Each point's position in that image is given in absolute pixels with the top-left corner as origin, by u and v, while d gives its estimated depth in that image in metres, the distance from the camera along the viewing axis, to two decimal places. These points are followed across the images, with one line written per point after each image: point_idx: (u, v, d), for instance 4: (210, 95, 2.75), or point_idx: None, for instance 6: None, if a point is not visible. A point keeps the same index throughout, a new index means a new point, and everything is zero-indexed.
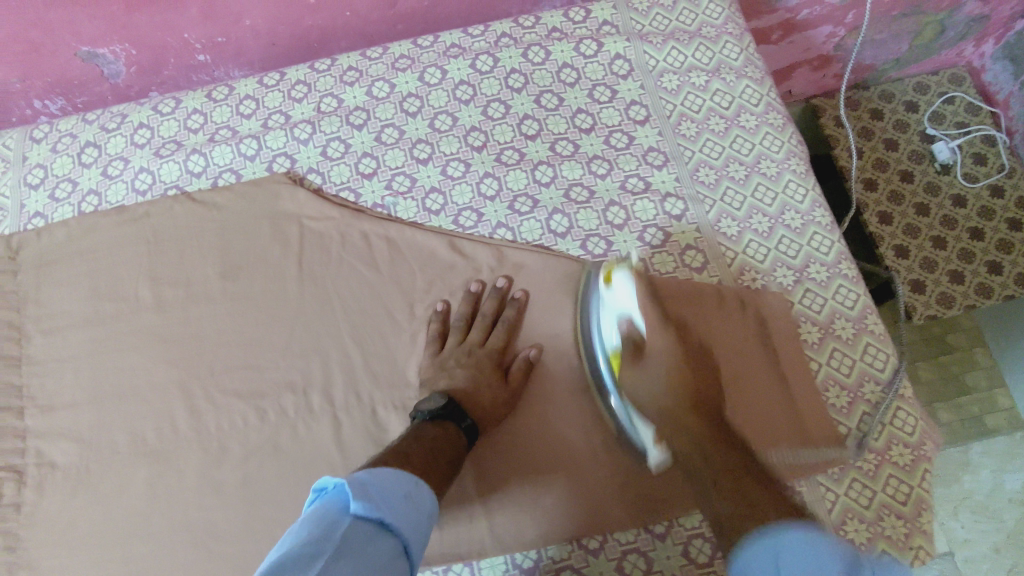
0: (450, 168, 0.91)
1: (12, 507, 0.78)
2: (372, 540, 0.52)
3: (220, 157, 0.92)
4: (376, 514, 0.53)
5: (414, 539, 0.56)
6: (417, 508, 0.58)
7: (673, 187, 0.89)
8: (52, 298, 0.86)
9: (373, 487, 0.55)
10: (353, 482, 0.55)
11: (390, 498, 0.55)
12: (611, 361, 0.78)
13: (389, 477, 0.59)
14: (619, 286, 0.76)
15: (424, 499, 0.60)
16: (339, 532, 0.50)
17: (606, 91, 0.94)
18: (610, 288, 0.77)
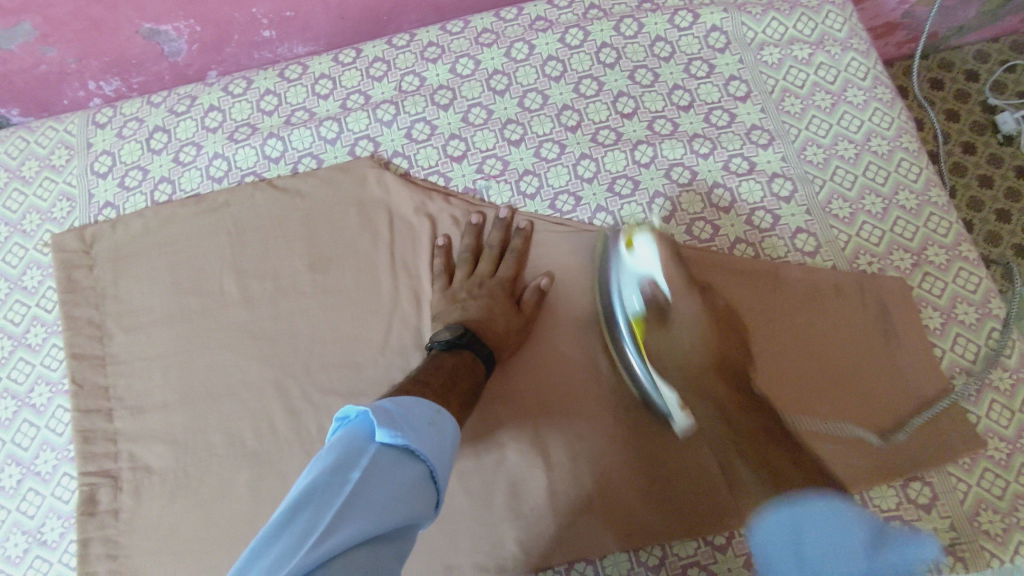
0: (543, 149, 0.86)
1: (109, 514, 0.74)
2: (401, 465, 0.50)
3: (300, 141, 0.87)
4: (402, 440, 0.51)
5: (441, 465, 0.54)
6: (440, 435, 0.56)
7: (780, 167, 0.85)
8: (133, 294, 0.82)
9: (398, 414, 0.53)
10: (377, 408, 0.52)
11: (413, 422, 0.53)
12: (633, 327, 0.75)
13: (412, 405, 0.57)
14: (642, 250, 0.74)
15: (447, 426, 0.57)
16: (365, 459, 0.48)
17: (703, 65, 0.89)
18: (632, 252, 0.75)
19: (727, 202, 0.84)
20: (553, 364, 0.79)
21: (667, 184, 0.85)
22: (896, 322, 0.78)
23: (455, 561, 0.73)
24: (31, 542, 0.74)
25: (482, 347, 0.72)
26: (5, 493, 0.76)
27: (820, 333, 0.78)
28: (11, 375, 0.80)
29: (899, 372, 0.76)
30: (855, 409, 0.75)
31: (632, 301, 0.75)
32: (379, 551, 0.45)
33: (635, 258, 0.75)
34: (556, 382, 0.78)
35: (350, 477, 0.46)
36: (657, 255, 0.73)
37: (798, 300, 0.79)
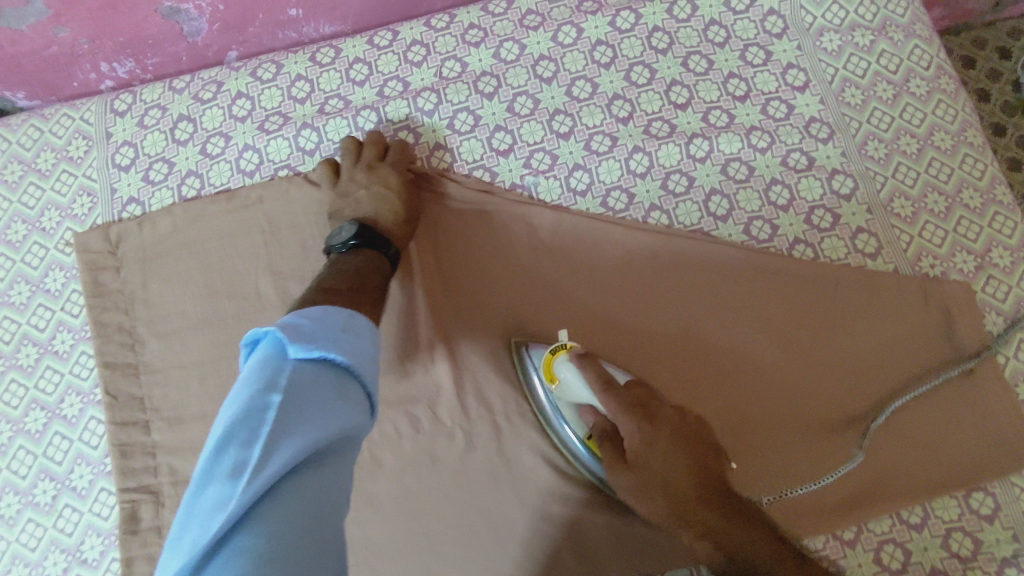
0: (594, 142, 0.82)
1: (152, 531, 0.71)
2: (325, 378, 0.47)
3: (335, 132, 0.82)
4: (320, 351, 0.48)
5: (366, 368, 0.52)
6: (358, 336, 0.53)
7: (840, 163, 0.82)
8: (165, 297, 0.78)
9: (307, 327, 0.49)
10: (283, 326, 0.49)
11: (328, 332, 0.50)
12: (587, 444, 0.69)
13: (324, 313, 0.53)
14: (567, 382, 0.68)
15: (362, 327, 0.55)
16: (283, 381, 0.45)
17: (760, 51, 0.85)
18: (556, 381, 0.70)
19: (785, 200, 0.81)
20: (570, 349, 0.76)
21: (724, 181, 0.81)
22: (954, 342, 0.76)
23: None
24: (71, 561, 0.72)
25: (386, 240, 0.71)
26: (40, 509, 0.73)
27: (864, 352, 0.76)
28: (39, 385, 0.76)
29: (947, 397, 0.74)
30: (889, 426, 0.74)
31: (577, 429, 0.70)
32: (327, 471, 0.44)
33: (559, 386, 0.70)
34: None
35: (273, 402, 0.43)
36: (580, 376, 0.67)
37: (846, 318, 0.77)
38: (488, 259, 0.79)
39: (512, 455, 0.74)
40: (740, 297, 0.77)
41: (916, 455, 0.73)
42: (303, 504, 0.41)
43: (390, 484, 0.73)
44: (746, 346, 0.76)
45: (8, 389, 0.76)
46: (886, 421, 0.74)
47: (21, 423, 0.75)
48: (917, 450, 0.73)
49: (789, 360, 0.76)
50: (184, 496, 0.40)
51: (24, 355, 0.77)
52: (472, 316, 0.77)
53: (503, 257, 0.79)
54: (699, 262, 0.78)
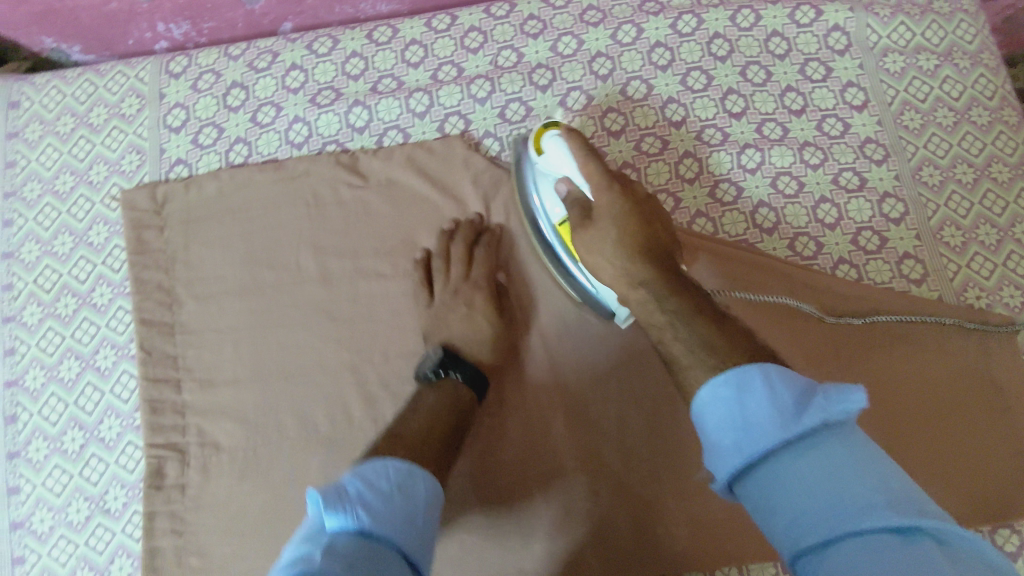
0: (644, 144, 0.82)
1: (176, 489, 0.72)
2: (364, 545, 0.47)
3: (386, 111, 0.82)
4: (357, 515, 0.48)
5: (413, 529, 0.51)
6: (408, 498, 0.53)
7: (892, 186, 0.81)
8: (205, 261, 0.78)
9: (353, 490, 0.51)
10: (325, 487, 0.50)
11: (372, 500, 0.50)
12: (558, 232, 0.70)
13: (377, 472, 0.54)
14: (550, 153, 0.66)
15: (417, 485, 0.55)
16: (316, 551, 0.45)
17: (820, 67, 0.84)
18: (541, 151, 0.68)
19: (833, 219, 0.80)
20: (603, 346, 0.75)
21: (772, 194, 0.81)
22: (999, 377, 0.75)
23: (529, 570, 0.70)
24: (93, 510, 0.72)
25: (437, 345, 0.73)
26: (68, 456, 0.74)
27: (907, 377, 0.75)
28: (75, 335, 0.77)
29: (986, 429, 0.73)
30: (918, 451, 0.72)
31: (552, 209, 0.69)
32: None
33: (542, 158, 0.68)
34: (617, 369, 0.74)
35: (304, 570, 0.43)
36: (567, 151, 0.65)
37: (888, 341, 0.76)
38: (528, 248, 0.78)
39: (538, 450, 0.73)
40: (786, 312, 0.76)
41: (944, 487, 0.72)
42: None
43: None
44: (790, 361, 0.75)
45: (44, 337, 0.77)
46: (920, 448, 0.73)
47: (55, 371, 0.76)
48: (945, 477, 0.72)
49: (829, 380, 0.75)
50: None
51: (63, 304, 0.78)
52: (507, 306, 0.77)
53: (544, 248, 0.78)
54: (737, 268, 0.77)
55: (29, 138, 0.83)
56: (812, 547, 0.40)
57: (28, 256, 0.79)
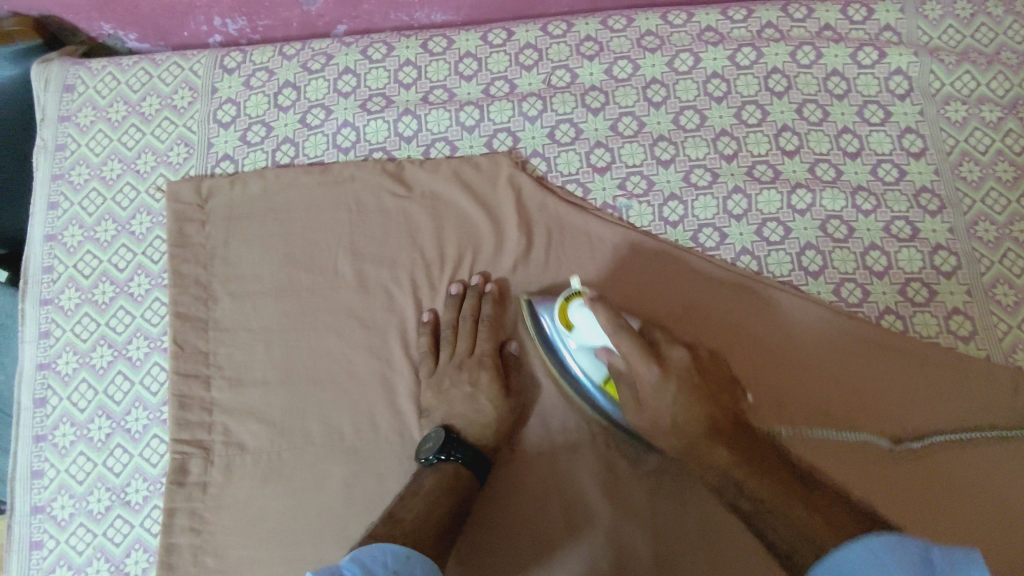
0: (694, 175, 0.80)
1: (197, 487, 0.72)
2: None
3: (435, 123, 0.82)
4: None
5: None
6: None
7: (946, 238, 0.79)
8: (243, 259, 0.78)
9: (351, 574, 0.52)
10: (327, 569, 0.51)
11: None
12: (603, 389, 0.69)
13: (374, 556, 0.55)
14: (580, 325, 0.67)
15: (413, 569, 0.57)
16: None
17: (879, 111, 0.83)
18: (569, 325, 0.68)
19: (882, 266, 0.78)
20: None
21: (821, 237, 0.79)
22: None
23: None
24: (114, 501, 0.72)
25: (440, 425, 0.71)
26: (93, 444, 0.74)
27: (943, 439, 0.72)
28: (110, 324, 0.77)
29: None
30: (959, 513, 0.70)
31: (592, 372, 0.69)
32: None
33: (570, 331, 0.68)
34: None
35: None
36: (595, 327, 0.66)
37: (924, 401, 0.74)
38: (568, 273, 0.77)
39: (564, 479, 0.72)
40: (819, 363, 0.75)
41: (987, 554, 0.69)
42: None
43: None
44: (820, 413, 0.73)
45: (80, 323, 0.77)
46: (961, 515, 0.70)
47: (87, 357, 0.76)
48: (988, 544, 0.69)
49: (863, 437, 0.72)
50: None
51: (101, 292, 0.78)
52: None
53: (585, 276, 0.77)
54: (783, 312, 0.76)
55: (80, 123, 0.83)
56: None
57: (70, 240, 0.79)
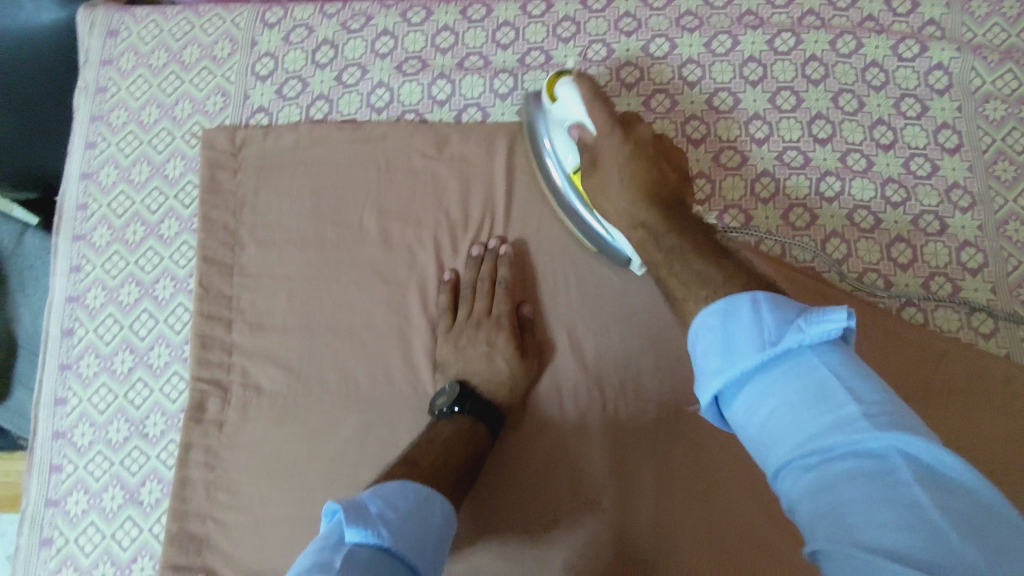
0: (723, 156, 0.80)
1: (214, 424, 0.73)
2: (380, 560, 0.47)
3: (469, 88, 0.83)
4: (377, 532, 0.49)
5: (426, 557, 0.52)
6: (423, 522, 0.54)
7: (975, 236, 0.78)
8: (272, 208, 0.79)
9: (373, 506, 0.52)
10: (347, 503, 0.50)
11: (393, 518, 0.51)
12: (573, 181, 0.73)
13: (395, 493, 0.55)
14: (563, 94, 0.71)
15: (432, 510, 0.56)
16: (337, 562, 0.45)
17: (916, 104, 0.82)
18: (554, 99, 0.73)
19: (907, 259, 0.78)
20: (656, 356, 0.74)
21: (847, 226, 0.78)
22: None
23: (546, 560, 0.70)
24: (133, 433, 0.74)
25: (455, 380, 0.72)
26: (116, 377, 0.76)
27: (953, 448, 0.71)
28: (139, 263, 0.79)
29: None
30: None
31: (565, 155, 0.73)
32: None
33: (556, 104, 0.72)
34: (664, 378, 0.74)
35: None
36: (577, 93, 0.71)
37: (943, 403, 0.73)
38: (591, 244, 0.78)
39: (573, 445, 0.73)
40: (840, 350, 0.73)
41: None
42: None
43: None
44: None
45: (110, 260, 0.79)
46: None
47: (115, 293, 0.78)
48: None
49: None
50: None
51: (132, 231, 0.80)
52: (562, 295, 0.77)
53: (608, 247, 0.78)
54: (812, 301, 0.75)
55: (122, 67, 0.85)
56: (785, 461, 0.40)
57: (106, 179, 0.81)
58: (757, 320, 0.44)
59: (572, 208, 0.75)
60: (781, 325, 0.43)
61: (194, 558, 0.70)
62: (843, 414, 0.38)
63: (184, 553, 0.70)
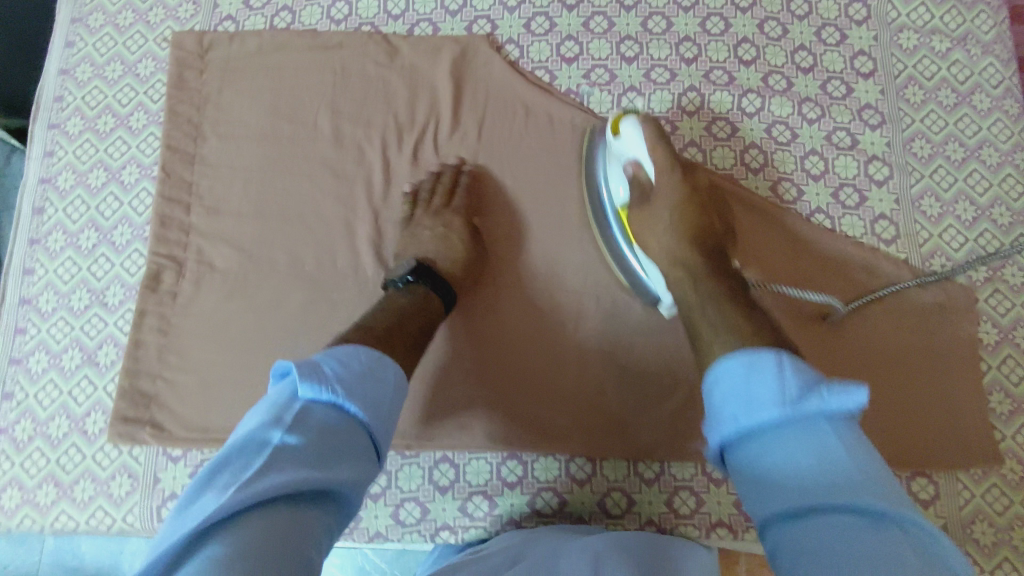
0: (654, 73, 0.86)
1: (168, 294, 0.79)
2: (331, 419, 0.49)
3: (422, 5, 0.89)
4: (326, 394, 0.50)
5: (380, 415, 0.52)
6: (381, 379, 0.54)
7: (883, 151, 0.84)
8: (233, 105, 0.85)
9: (328, 365, 0.51)
10: (303, 363, 0.50)
11: (347, 376, 0.51)
12: (619, 216, 0.75)
13: (349, 354, 0.55)
14: (627, 135, 0.71)
15: (389, 371, 0.55)
16: (284, 419, 0.47)
17: (836, 33, 0.88)
18: (618, 134, 0.73)
19: (819, 170, 0.84)
20: (580, 252, 0.81)
21: (765, 139, 0.85)
22: (938, 345, 0.78)
23: (468, 424, 0.76)
24: (93, 301, 0.80)
25: (413, 259, 0.75)
26: (81, 252, 0.82)
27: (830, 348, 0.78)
28: (108, 151, 0.85)
29: (929, 391, 0.76)
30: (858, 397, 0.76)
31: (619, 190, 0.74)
32: (327, 505, 0.46)
33: (619, 141, 0.73)
34: (585, 269, 0.80)
35: (271, 438, 0.45)
36: (641, 135, 0.71)
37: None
38: (526, 151, 0.84)
39: (498, 324, 0.78)
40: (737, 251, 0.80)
41: (879, 431, 0.75)
42: (284, 522, 0.41)
43: None
44: None
45: (81, 147, 0.85)
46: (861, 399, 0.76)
47: (84, 177, 0.84)
48: (882, 425, 0.76)
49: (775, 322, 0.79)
50: (183, 501, 0.43)
51: (103, 122, 0.86)
52: (498, 193, 0.83)
53: (544, 151, 0.84)
54: None
55: None
56: (776, 517, 0.44)
57: (82, 75, 0.88)
58: (781, 379, 0.48)
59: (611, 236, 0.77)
60: (804, 389, 0.47)
61: (143, 411, 0.76)
62: (849, 482, 0.42)
63: (133, 407, 0.76)
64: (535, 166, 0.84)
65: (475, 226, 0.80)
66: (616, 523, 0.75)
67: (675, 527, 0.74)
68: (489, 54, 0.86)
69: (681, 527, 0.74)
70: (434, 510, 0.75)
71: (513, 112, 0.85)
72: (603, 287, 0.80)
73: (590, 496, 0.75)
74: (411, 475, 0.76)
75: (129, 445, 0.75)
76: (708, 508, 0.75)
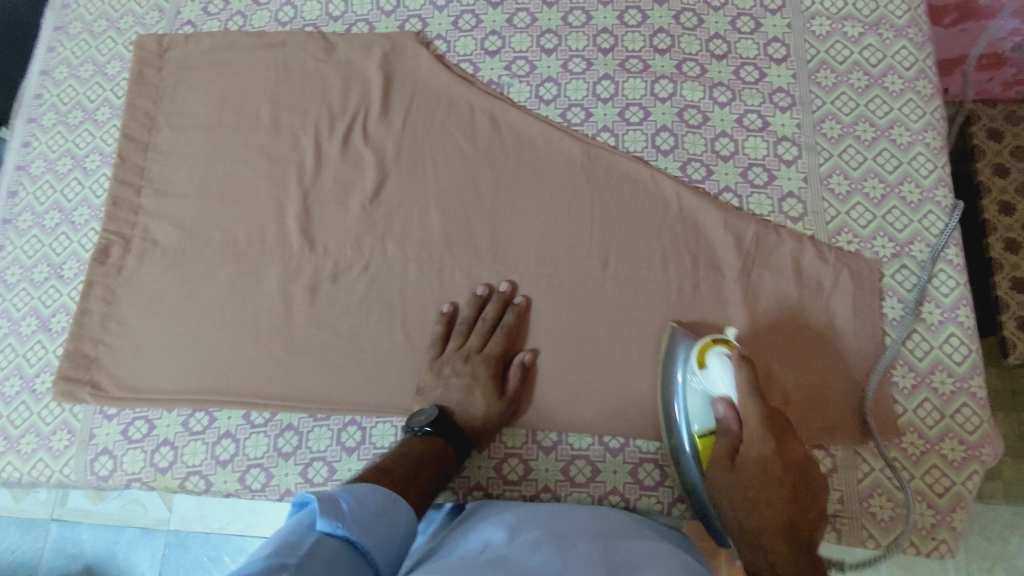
0: (571, 63, 0.91)
1: (115, 268, 0.87)
2: (341, 554, 0.50)
3: (359, 7, 0.97)
4: (343, 532, 0.51)
5: (384, 558, 0.53)
6: (390, 526, 0.56)
7: (792, 132, 0.86)
8: (185, 98, 0.94)
9: (345, 502, 0.54)
10: (324, 499, 0.53)
11: (362, 518, 0.53)
12: (694, 443, 0.70)
13: (365, 493, 0.57)
14: (715, 369, 0.69)
15: (400, 518, 0.57)
16: (304, 544, 0.48)
17: (751, 22, 0.91)
18: (704, 365, 0.70)
19: (729, 151, 0.86)
20: (489, 226, 0.85)
21: (676, 122, 0.87)
22: (841, 324, 0.78)
23: (375, 389, 0.80)
24: (51, 274, 0.89)
25: (435, 404, 0.75)
26: (45, 230, 0.91)
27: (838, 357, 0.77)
28: (76, 141, 0.94)
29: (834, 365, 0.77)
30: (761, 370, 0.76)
31: (694, 420, 0.70)
32: None
33: (703, 374, 0.70)
34: (494, 243, 0.84)
35: (290, 561, 0.46)
36: (731, 376, 0.68)
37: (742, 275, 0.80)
38: (446, 132, 0.89)
39: (410, 297, 0.83)
40: (638, 231, 0.83)
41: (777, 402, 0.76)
42: None
43: (304, 288, 0.84)
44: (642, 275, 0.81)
45: (53, 138, 0.95)
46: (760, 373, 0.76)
47: (54, 164, 0.94)
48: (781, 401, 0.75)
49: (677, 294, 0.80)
50: None
51: (73, 116, 0.96)
52: (416, 174, 0.87)
53: (464, 134, 0.89)
54: (629, 190, 0.85)
55: None
56: None
57: (58, 75, 0.98)
58: None
59: (674, 432, 0.73)
60: None
61: (84, 372, 0.83)
62: None
63: (75, 368, 0.83)
64: (455, 147, 0.88)
65: (390, 332, 0.82)
66: (512, 489, 0.77)
67: (569, 494, 0.76)
68: (416, 48, 0.92)
69: (574, 495, 0.76)
70: (340, 469, 0.78)
71: (437, 100, 0.90)
72: (512, 263, 0.83)
73: (488, 462, 0.78)
74: (320, 436, 0.80)
75: (70, 403, 0.82)
76: (602, 476, 0.76)
